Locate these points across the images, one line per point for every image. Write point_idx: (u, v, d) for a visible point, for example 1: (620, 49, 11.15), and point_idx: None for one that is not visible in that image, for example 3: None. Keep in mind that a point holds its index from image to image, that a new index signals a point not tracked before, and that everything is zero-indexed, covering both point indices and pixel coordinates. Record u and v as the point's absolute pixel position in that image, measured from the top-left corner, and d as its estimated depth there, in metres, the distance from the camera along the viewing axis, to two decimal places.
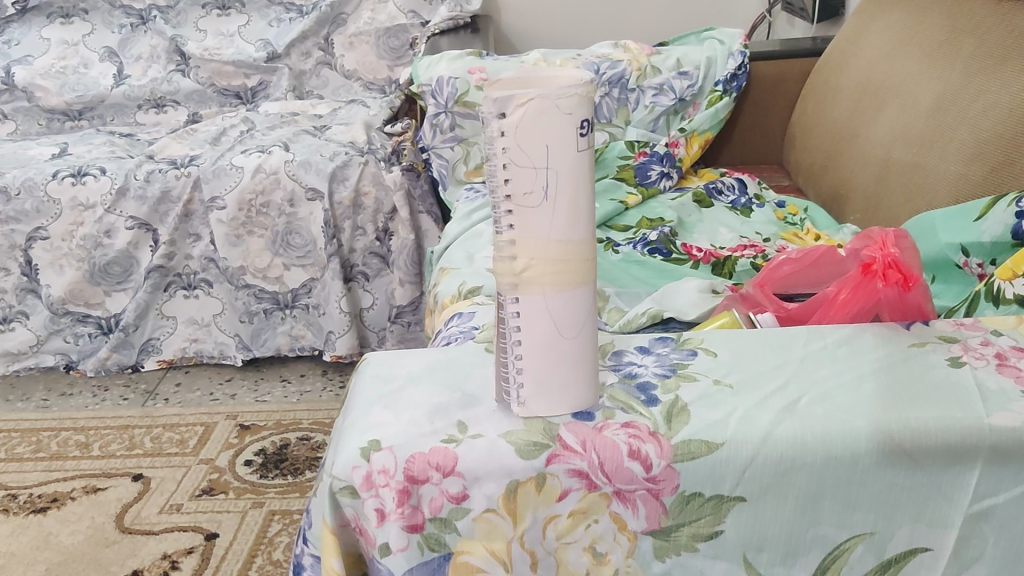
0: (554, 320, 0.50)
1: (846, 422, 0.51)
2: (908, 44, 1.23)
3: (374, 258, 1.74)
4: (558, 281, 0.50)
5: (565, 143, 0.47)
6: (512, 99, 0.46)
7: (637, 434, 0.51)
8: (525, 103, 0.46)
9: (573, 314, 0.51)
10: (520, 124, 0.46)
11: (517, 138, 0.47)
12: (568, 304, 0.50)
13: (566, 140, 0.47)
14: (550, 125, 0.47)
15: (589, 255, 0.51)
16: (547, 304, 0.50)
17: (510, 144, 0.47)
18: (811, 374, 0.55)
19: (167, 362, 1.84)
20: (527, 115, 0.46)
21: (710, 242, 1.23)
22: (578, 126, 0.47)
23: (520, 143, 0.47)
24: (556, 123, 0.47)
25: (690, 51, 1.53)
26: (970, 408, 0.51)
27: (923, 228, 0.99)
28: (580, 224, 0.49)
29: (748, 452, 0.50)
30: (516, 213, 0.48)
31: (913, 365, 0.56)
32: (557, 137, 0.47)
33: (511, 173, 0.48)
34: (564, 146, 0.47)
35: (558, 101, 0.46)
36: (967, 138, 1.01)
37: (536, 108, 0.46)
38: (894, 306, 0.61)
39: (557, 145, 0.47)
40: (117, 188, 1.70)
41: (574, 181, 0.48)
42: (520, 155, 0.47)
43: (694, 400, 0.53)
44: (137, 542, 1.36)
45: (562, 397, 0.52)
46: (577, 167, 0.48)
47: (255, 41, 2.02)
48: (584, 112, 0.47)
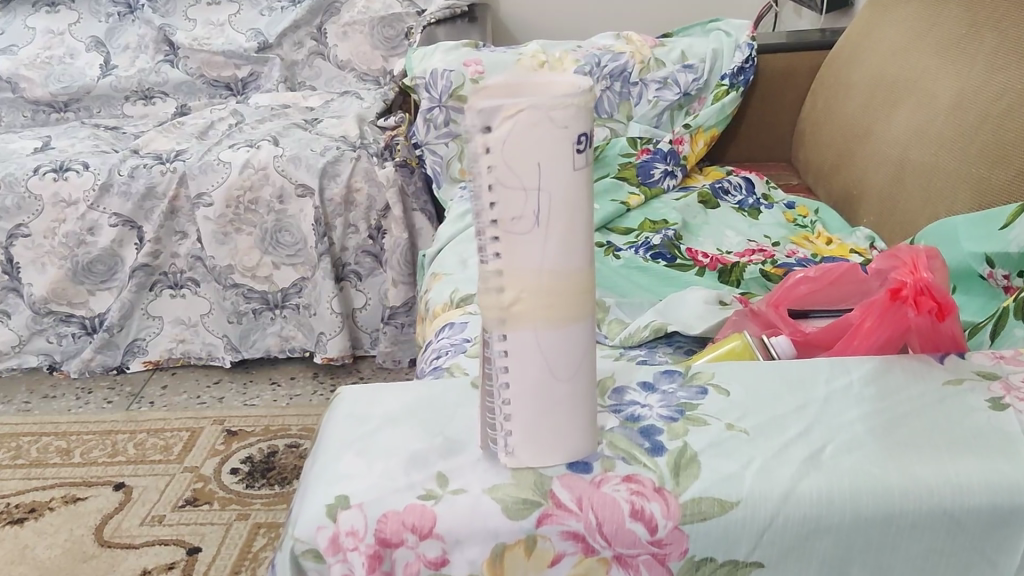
0: (547, 361, 0.44)
1: (878, 476, 0.45)
2: (924, 38, 1.16)
3: (367, 257, 1.68)
4: (552, 315, 0.44)
5: (560, 161, 0.41)
6: (499, 111, 0.40)
7: (640, 491, 0.45)
8: (514, 115, 0.40)
9: (568, 353, 0.45)
10: (508, 138, 0.40)
11: (505, 155, 0.41)
12: (562, 342, 0.44)
13: (560, 157, 0.41)
14: (543, 140, 0.40)
15: (587, 287, 0.44)
16: (539, 341, 0.44)
17: (496, 162, 0.41)
18: (836, 417, 0.49)
19: (154, 364, 1.78)
20: (517, 129, 0.40)
21: (716, 246, 1.17)
22: (574, 142, 0.41)
23: (508, 161, 0.41)
24: (549, 138, 0.40)
25: (695, 43, 1.46)
26: (1016, 461, 0.45)
27: (943, 235, 0.92)
28: (577, 252, 0.43)
29: (767, 513, 0.44)
30: (503, 241, 0.42)
31: (949, 407, 0.50)
32: (551, 154, 0.41)
33: (497, 195, 0.41)
34: (559, 164, 0.41)
35: (552, 112, 0.40)
36: (991, 139, 0.95)
37: (526, 120, 0.40)
38: (926, 336, 0.55)
39: (551, 163, 0.41)
40: (100, 184, 1.63)
41: (569, 205, 0.42)
42: (507, 175, 0.41)
43: (705, 448, 0.47)
44: (116, 557, 1.30)
45: (555, 445, 0.46)
46: (573, 188, 0.42)
47: (246, 30, 1.96)
48: (582, 125, 0.41)
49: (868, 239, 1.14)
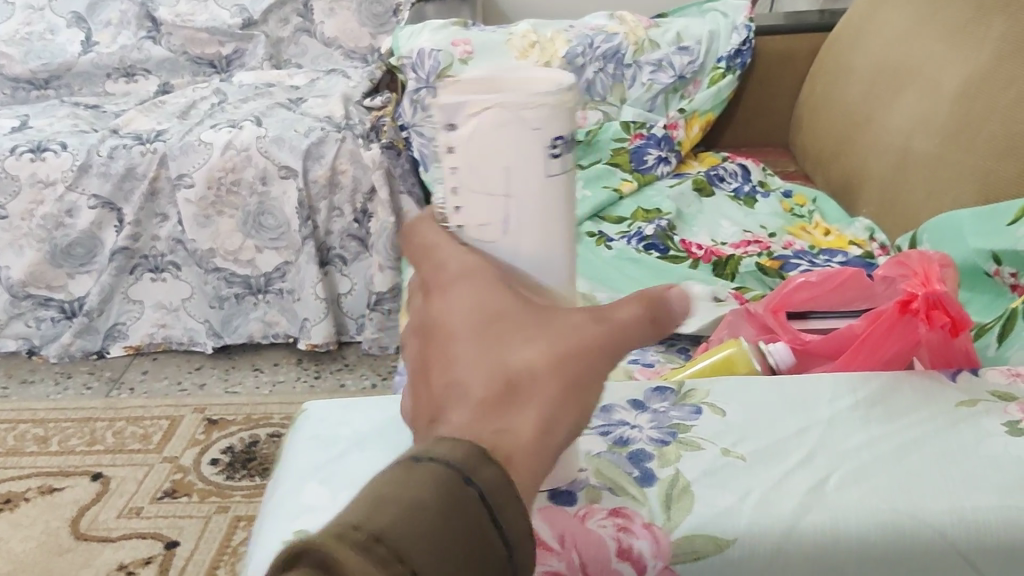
0: None
1: (889, 511, 0.41)
2: (930, 22, 1.12)
3: (352, 241, 1.63)
4: None
5: (533, 166, 0.38)
6: (462, 108, 0.37)
7: (628, 527, 0.41)
8: (479, 112, 0.37)
9: None
10: (472, 137, 0.38)
11: (468, 157, 0.38)
12: None
13: (531, 161, 0.38)
14: (512, 143, 0.38)
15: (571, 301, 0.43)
16: None
17: (460, 164, 0.39)
18: (840, 444, 0.46)
19: (134, 350, 1.73)
20: (482, 128, 0.38)
21: (711, 236, 1.13)
22: (549, 145, 0.38)
23: (473, 162, 0.38)
24: (520, 140, 0.38)
25: (692, 24, 1.42)
26: None
27: (948, 229, 0.87)
28: (555, 263, 0.41)
29: (766, 551, 0.40)
30: (469, 249, 0.41)
31: (965, 431, 0.47)
32: (521, 157, 0.38)
33: (461, 200, 0.40)
34: (529, 171, 0.38)
35: (524, 112, 0.37)
36: (999, 129, 0.91)
37: (493, 119, 0.37)
38: (937, 351, 0.55)
39: (520, 167, 0.38)
40: (78, 166, 1.57)
41: (544, 211, 0.40)
42: (472, 180, 0.39)
43: (700, 477, 0.44)
44: (92, 550, 1.26)
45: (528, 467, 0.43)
46: (547, 197, 0.39)
47: (230, 6, 1.90)
48: (558, 126, 0.38)
49: (868, 230, 1.11)
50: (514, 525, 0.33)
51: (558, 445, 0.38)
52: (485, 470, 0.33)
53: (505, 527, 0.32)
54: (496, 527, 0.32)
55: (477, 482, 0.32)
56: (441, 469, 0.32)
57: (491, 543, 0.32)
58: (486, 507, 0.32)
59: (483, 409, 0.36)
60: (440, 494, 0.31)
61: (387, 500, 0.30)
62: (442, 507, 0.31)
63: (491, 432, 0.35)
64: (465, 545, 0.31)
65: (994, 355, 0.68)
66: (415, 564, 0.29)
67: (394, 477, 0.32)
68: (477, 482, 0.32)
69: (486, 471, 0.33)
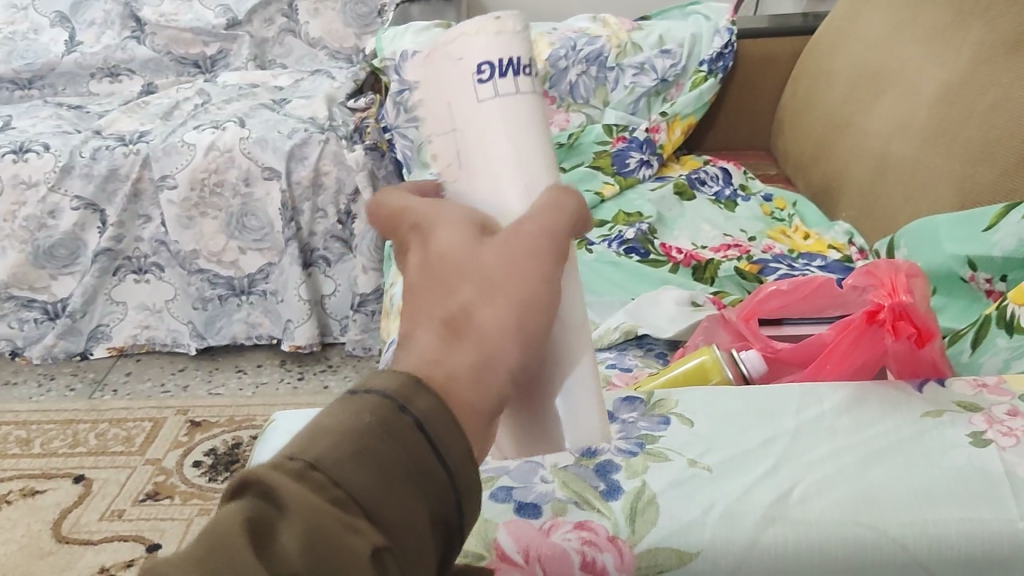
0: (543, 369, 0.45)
1: (850, 523, 0.45)
2: (909, 25, 1.12)
3: (336, 242, 1.62)
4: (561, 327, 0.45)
5: (464, 95, 0.44)
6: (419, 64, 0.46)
7: (591, 539, 0.44)
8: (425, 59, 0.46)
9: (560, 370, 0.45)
10: (424, 84, 0.46)
11: (427, 103, 0.46)
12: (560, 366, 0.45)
13: (461, 90, 0.44)
14: (447, 78, 0.44)
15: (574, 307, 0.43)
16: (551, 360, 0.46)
17: (427, 113, 0.47)
18: (805, 453, 0.49)
19: (118, 351, 1.73)
20: (427, 71, 0.46)
21: (692, 239, 1.13)
22: (475, 72, 0.43)
23: (430, 108, 0.46)
24: (450, 71, 0.44)
25: (674, 27, 1.42)
26: (1000, 507, 0.45)
27: (925, 234, 0.87)
28: (514, 193, 0.44)
29: (731, 560, 0.44)
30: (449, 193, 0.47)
31: (929, 441, 0.50)
32: (454, 91, 0.44)
33: (434, 146, 0.47)
34: (462, 100, 0.44)
35: (449, 49, 0.44)
36: (974, 134, 0.91)
37: (432, 60, 0.45)
38: (903, 361, 0.58)
39: (457, 100, 0.44)
40: (61, 166, 1.56)
41: (483, 135, 0.44)
42: (432, 122, 0.46)
43: (665, 488, 0.46)
44: (73, 554, 1.26)
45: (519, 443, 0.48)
46: (488, 123, 0.44)
47: (214, 6, 1.89)
48: (482, 53, 0.43)
49: (846, 234, 1.11)
50: (459, 452, 0.34)
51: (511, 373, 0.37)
52: (420, 398, 0.34)
53: (445, 451, 0.33)
54: (437, 452, 0.33)
55: (413, 411, 0.33)
56: (377, 399, 0.33)
57: (432, 466, 0.33)
58: (424, 433, 0.33)
59: (428, 338, 0.36)
60: (378, 423, 0.33)
61: (328, 432, 0.33)
62: (380, 432, 0.32)
63: (437, 356, 0.36)
64: (401, 467, 0.32)
65: (967, 362, 0.68)
66: (351, 489, 0.31)
67: (335, 410, 0.34)
68: (413, 410, 0.33)
69: (423, 400, 0.34)
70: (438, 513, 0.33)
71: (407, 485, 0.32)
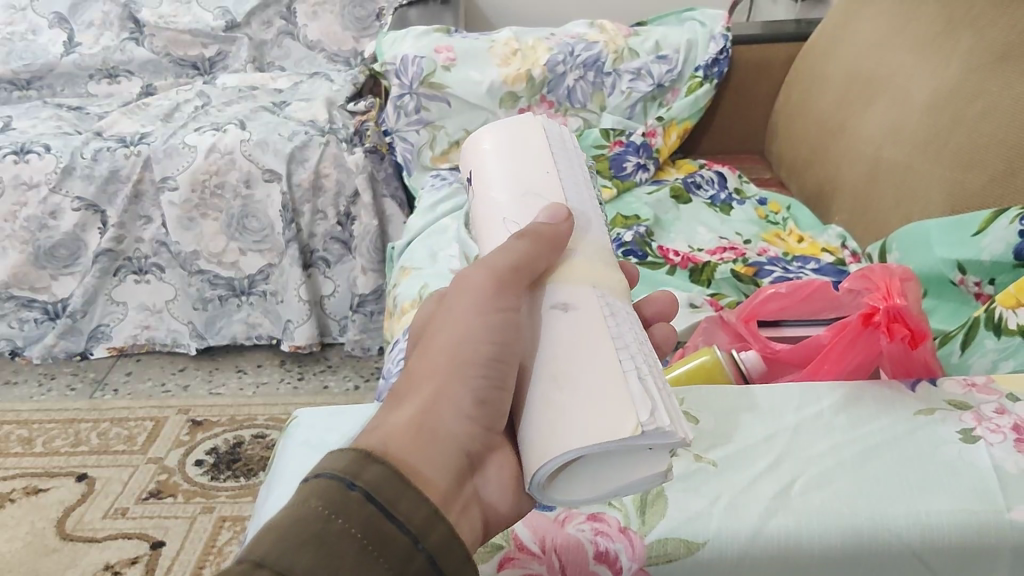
0: (568, 419, 0.43)
1: (847, 517, 0.48)
2: (901, 32, 1.15)
3: (335, 244, 1.63)
4: (597, 404, 0.43)
5: (541, 161, 0.62)
6: (504, 149, 0.64)
7: (605, 531, 0.49)
8: (516, 142, 0.64)
9: (577, 418, 0.43)
10: (507, 157, 0.63)
11: (506, 171, 0.62)
12: (581, 419, 0.43)
13: (538, 157, 0.62)
14: (529, 150, 0.63)
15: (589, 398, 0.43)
16: (588, 410, 0.43)
17: (503, 178, 0.62)
18: (804, 450, 0.53)
19: (117, 351, 1.74)
20: (512, 149, 0.64)
21: (689, 243, 1.16)
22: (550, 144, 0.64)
23: (505, 172, 0.62)
24: (531, 145, 0.64)
25: (670, 32, 1.44)
26: (989, 500, 0.49)
27: (917, 239, 0.89)
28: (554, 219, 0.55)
29: (737, 550, 0.48)
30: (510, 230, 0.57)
31: (921, 438, 0.54)
32: (533, 157, 0.62)
33: (505, 200, 0.60)
34: (537, 161, 0.62)
35: (533, 136, 0.65)
36: (964, 142, 0.94)
37: (518, 141, 0.64)
38: (897, 361, 0.61)
39: (534, 163, 0.62)
40: (62, 167, 1.56)
41: (542, 180, 0.60)
42: (505, 180, 0.61)
43: (673, 482, 0.51)
44: (78, 551, 1.28)
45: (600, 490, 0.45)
46: (547, 175, 0.61)
47: (213, 8, 1.91)
48: (544, 133, 0.65)
49: (840, 238, 1.14)
50: (415, 517, 0.37)
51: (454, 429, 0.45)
52: (363, 472, 0.37)
53: (400, 518, 0.37)
54: (391, 518, 0.36)
55: (359, 485, 0.37)
56: (324, 482, 0.36)
57: (389, 532, 0.36)
58: (374, 503, 0.36)
59: (394, 406, 0.45)
60: (328, 506, 0.35)
61: (277, 525, 0.35)
62: (329, 512, 0.35)
63: (393, 414, 0.44)
64: (348, 545, 0.34)
65: (957, 363, 0.71)
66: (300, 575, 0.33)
67: (286, 504, 0.36)
68: (359, 484, 0.37)
69: (367, 473, 0.37)
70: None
71: (366, 560, 0.35)
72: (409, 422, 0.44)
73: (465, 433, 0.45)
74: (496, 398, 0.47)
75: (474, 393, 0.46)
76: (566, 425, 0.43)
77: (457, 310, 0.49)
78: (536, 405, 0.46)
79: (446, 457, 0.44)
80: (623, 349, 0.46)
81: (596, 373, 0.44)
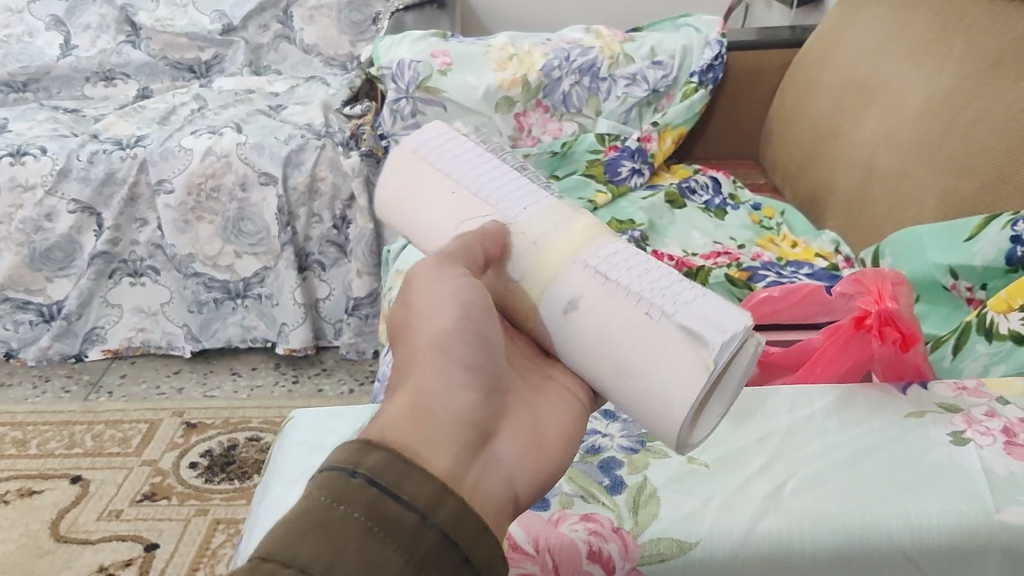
0: (665, 390, 0.48)
1: (838, 517, 0.49)
2: (895, 39, 1.16)
3: (331, 247, 1.64)
4: (667, 359, 0.48)
5: (443, 186, 0.58)
6: (399, 196, 0.60)
7: (598, 531, 0.49)
8: (406, 185, 0.60)
9: (672, 381, 0.48)
10: (411, 202, 0.59)
11: (423, 218, 0.58)
12: (676, 378, 0.48)
13: (438, 183, 0.58)
14: (424, 181, 0.59)
15: (662, 364, 0.48)
16: (667, 369, 0.48)
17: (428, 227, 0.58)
18: (797, 451, 0.53)
19: (112, 353, 1.74)
20: (409, 192, 0.59)
21: (683, 247, 1.16)
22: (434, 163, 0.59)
23: (425, 219, 0.58)
24: (423, 175, 0.59)
25: (665, 39, 1.45)
26: (978, 501, 0.50)
27: (910, 245, 0.89)
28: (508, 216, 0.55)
29: (729, 550, 0.48)
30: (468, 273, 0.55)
31: (912, 440, 0.54)
32: (434, 188, 0.58)
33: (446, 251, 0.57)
34: (441, 188, 0.58)
35: (414, 167, 0.60)
36: (956, 148, 0.95)
37: (407, 180, 0.60)
38: (889, 365, 0.62)
39: (440, 194, 0.58)
40: (58, 170, 1.56)
41: (459, 204, 0.57)
42: (430, 228, 0.58)
43: (666, 483, 0.52)
44: (72, 553, 1.28)
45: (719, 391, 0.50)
46: (458, 196, 0.57)
47: (210, 11, 1.91)
48: (413, 155, 0.60)
49: (833, 243, 1.15)
50: (422, 497, 0.37)
51: (452, 400, 0.45)
52: (367, 460, 0.37)
53: (407, 498, 0.37)
54: (398, 499, 0.37)
55: (362, 472, 0.37)
56: (327, 475, 0.37)
57: (396, 512, 0.36)
58: (378, 487, 0.37)
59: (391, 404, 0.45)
60: (329, 495, 0.36)
61: (282, 521, 0.35)
62: (332, 501, 0.36)
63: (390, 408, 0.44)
64: (353, 530, 0.35)
65: (949, 367, 0.71)
66: (306, 562, 0.33)
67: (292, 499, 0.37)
68: (362, 470, 0.37)
69: (371, 459, 0.38)
70: (419, 554, 0.36)
71: (373, 541, 0.35)
72: (405, 407, 0.44)
73: (466, 404, 0.46)
74: (478, 364, 0.48)
75: (460, 364, 0.47)
76: (669, 396, 0.48)
77: (415, 301, 0.50)
78: (629, 400, 0.50)
79: (452, 426, 0.44)
80: (638, 296, 0.50)
81: (644, 346, 0.49)
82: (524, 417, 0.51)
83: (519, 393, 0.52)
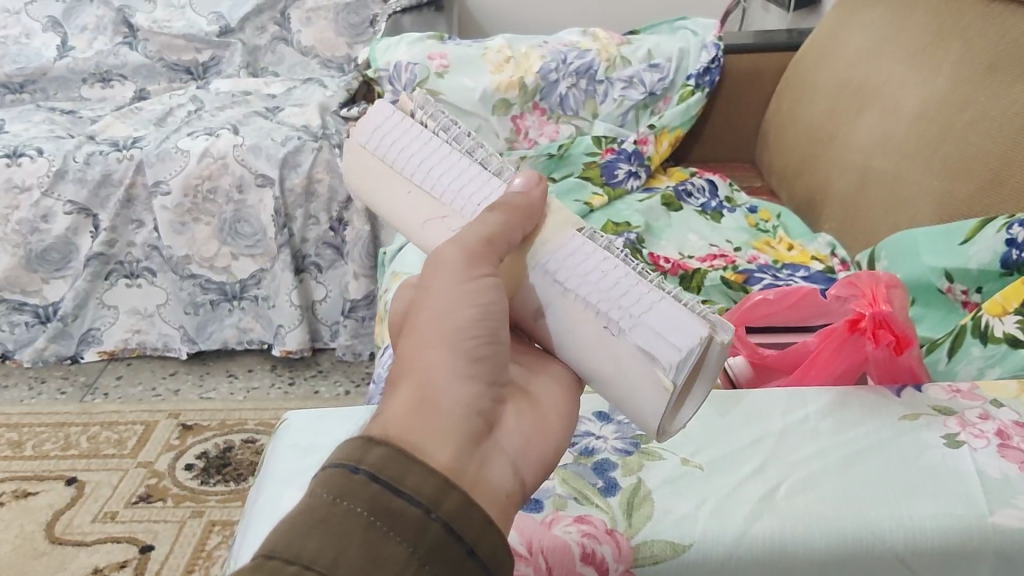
0: (637, 400, 0.49)
1: (831, 519, 0.49)
2: (892, 42, 1.16)
3: (328, 249, 1.64)
4: (634, 374, 0.49)
5: (395, 182, 0.54)
6: (361, 190, 0.57)
7: (592, 533, 0.49)
8: (363, 179, 0.56)
9: (642, 396, 0.49)
10: (373, 197, 0.56)
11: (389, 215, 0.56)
12: (647, 393, 0.49)
13: (390, 180, 0.55)
14: (377, 179, 0.55)
15: (631, 378, 0.49)
16: (637, 382, 0.49)
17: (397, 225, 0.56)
18: (791, 454, 0.54)
19: (108, 354, 1.74)
20: (369, 188, 0.56)
21: (679, 249, 1.16)
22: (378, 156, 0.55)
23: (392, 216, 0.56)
24: (373, 173, 0.55)
25: (662, 41, 1.44)
26: (972, 504, 0.50)
27: (905, 247, 0.90)
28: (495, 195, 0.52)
29: (722, 552, 0.48)
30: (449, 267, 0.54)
31: (906, 443, 0.54)
32: (387, 184, 0.55)
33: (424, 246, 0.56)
34: (394, 184, 0.54)
35: (363, 161, 0.56)
36: (953, 151, 0.95)
37: (362, 175, 0.56)
38: (884, 367, 0.62)
39: (395, 192, 0.55)
40: (55, 171, 1.55)
41: (416, 205, 0.54)
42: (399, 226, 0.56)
43: (660, 485, 0.51)
44: (67, 554, 1.28)
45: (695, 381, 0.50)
46: (413, 194, 0.54)
47: (207, 13, 1.91)
48: (360, 145, 0.56)
49: (829, 246, 1.15)
50: (425, 490, 0.37)
51: (455, 392, 0.43)
52: (369, 454, 0.37)
53: (409, 492, 0.37)
54: (399, 493, 0.36)
55: (364, 468, 0.37)
56: (329, 472, 0.37)
57: (397, 506, 0.36)
58: (380, 482, 0.36)
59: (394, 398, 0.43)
60: (332, 492, 0.36)
61: (284, 519, 0.35)
62: (334, 497, 0.36)
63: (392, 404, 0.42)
64: (354, 525, 0.35)
65: (944, 370, 0.71)
66: (308, 559, 0.33)
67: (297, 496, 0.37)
68: (363, 467, 0.37)
69: (373, 454, 0.37)
70: (423, 548, 0.36)
71: (375, 536, 0.35)
72: (408, 401, 0.42)
73: (470, 395, 0.44)
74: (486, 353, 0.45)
75: (465, 354, 0.44)
76: (643, 407, 0.49)
77: (431, 284, 0.46)
78: (613, 396, 0.51)
79: (456, 421, 0.42)
80: (594, 309, 0.49)
81: (613, 360, 0.49)
82: (525, 403, 0.49)
83: (520, 381, 0.50)
